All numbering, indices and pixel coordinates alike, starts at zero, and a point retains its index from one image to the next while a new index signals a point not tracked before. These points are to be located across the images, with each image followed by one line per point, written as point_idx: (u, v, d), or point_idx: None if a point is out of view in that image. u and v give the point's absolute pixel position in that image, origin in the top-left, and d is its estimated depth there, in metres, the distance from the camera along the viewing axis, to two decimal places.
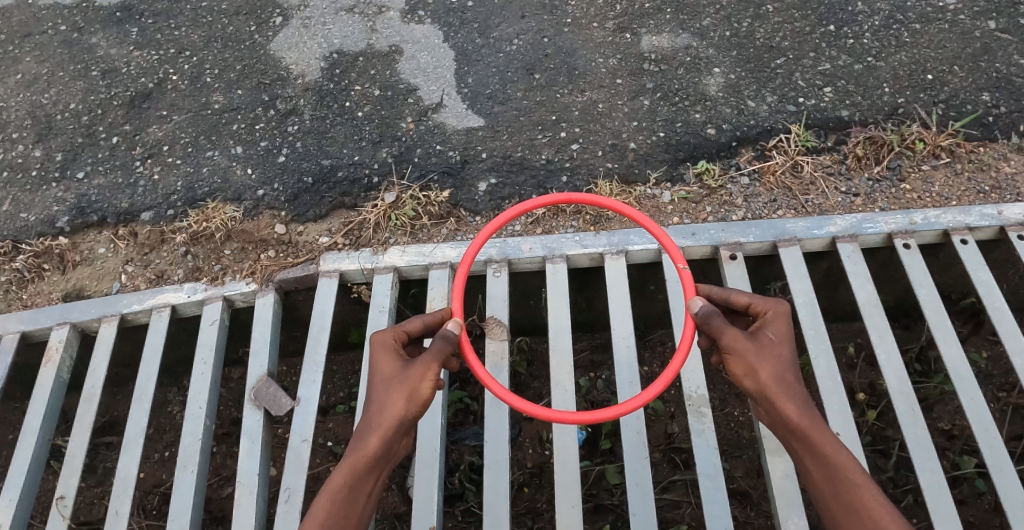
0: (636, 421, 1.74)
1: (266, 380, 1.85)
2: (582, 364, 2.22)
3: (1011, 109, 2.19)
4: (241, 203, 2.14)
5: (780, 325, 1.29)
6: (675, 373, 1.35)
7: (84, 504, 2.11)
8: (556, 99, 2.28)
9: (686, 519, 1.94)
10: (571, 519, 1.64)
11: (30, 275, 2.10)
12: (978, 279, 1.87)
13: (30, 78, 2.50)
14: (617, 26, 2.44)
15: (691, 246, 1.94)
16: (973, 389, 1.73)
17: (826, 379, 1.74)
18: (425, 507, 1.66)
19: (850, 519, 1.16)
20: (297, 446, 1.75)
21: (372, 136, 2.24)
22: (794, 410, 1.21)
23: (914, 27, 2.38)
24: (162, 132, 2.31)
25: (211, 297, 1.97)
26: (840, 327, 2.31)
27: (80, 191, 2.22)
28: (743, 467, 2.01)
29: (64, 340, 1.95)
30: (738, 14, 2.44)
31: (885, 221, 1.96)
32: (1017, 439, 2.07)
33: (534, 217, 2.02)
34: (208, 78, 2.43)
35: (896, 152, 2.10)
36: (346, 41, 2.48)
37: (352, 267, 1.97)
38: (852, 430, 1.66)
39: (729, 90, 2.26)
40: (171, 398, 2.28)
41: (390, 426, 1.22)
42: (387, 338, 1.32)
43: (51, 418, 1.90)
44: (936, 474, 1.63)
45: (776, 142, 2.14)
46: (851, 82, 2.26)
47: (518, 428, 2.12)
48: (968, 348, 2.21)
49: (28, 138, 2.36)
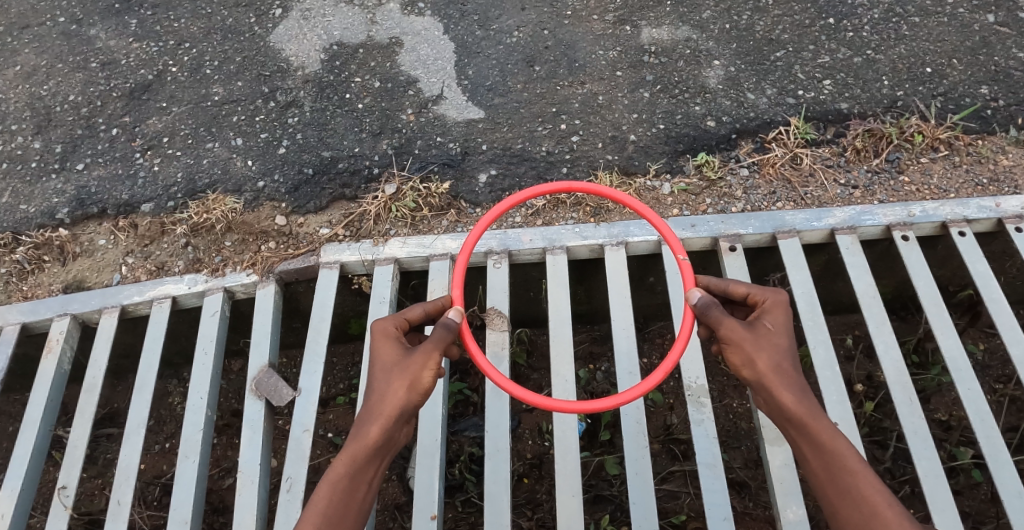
0: (636, 411, 1.76)
1: (267, 370, 1.86)
2: (582, 356, 2.23)
3: (1010, 102, 2.19)
4: (241, 194, 2.14)
5: (778, 313, 1.30)
6: (674, 363, 1.35)
7: (86, 495, 2.11)
8: (555, 91, 2.28)
9: (685, 510, 1.95)
10: (571, 507, 1.65)
11: (30, 266, 2.10)
12: (975, 270, 1.87)
13: (29, 70, 2.50)
14: (617, 19, 2.45)
15: (691, 237, 1.95)
16: (971, 380, 1.75)
17: (825, 369, 1.75)
18: (426, 495, 1.67)
19: (847, 506, 1.15)
20: (298, 436, 1.76)
21: (372, 128, 2.24)
22: (792, 398, 1.21)
23: (913, 20, 2.38)
24: (162, 124, 2.31)
25: (212, 288, 1.97)
26: (838, 319, 2.33)
27: (80, 182, 2.21)
28: (742, 458, 2.03)
29: (64, 332, 1.95)
30: (737, 7, 2.45)
31: (884, 214, 1.97)
32: (1013, 430, 2.08)
33: (534, 209, 2.04)
34: (208, 69, 2.43)
35: (895, 145, 2.11)
36: (346, 32, 2.48)
37: (353, 258, 1.97)
38: (850, 420, 1.67)
39: (729, 82, 2.27)
40: (171, 389, 2.29)
41: (392, 414, 1.22)
42: (388, 326, 1.32)
43: (53, 409, 1.90)
44: (933, 463, 1.64)
45: (776, 134, 2.14)
46: (851, 75, 2.27)
47: (518, 419, 2.14)
48: (965, 340, 2.24)
49: (28, 130, 2.35)
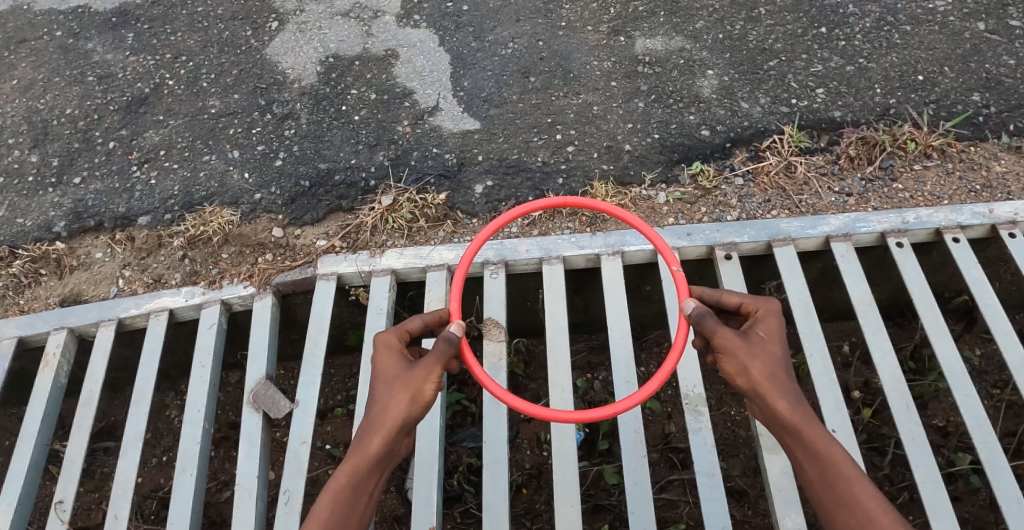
0: (633, 420, 1.76)
1: (264, 383, 1.86)
2: (580, 365, 2.24)
3: (1001, 109, 2.21)
4: (238, 207, 2.14)
5: (772, 322, 1.30)
6: (669, 373, 1.35)
7: (83, 509, 2.10)
8: (550, 102, 2.30)
9: (684, 519, 1.94)
10: (569, 518, 1.65)
11: (27, 280, 2.10)
12: (970, 277, 1.88)
13: (26, 84, 2.50)
14: (611, 29, 2.47)
15: (687, 246, 1.95)
16: (967, 386, 1.75)
17: (821, 376, 1.75)
18: (425, 507, 1.67)
19: (843, 512, 1.16)
20: (296, 448, 1.76)
21: (369, 139, 2.25)
22: (786, 405, 1.22)
23: (904, 28, 2.41)
24: (159, 136, 2.32)
25: (210, 300, 1.97)
26: (835, 326, 2.34)
27: (77, 196, 2.22)
28: (740, 466, 2.03)
29: (62, 345, 1.95)
30: (730, 17, 2.48)
31: (878, 221, 1.98)
32: (1011, 436, 2.08)
33: (531, 220, 2.04)
34: (205, 82, 2.44)
35: (888, 153, 2.12)
36: (342, 45, 2.50)
37: (350, 269, 1.97)
38: (847, 427, 1.68)
39: (723, 91, 2.28)
40: (169, 402, 2.29)
41: (393, 427, 1.22)
42: (390, 339, 1.32)
43: (50, 423, 1.90)
44: (931, 469, 1.64)
45: (770, 143, 2.15)
46: (843, 84, 2.28)
47: (516, 429, 2.14)
48: (961, 345, 2.25)
49: (25, 144, 2.35)
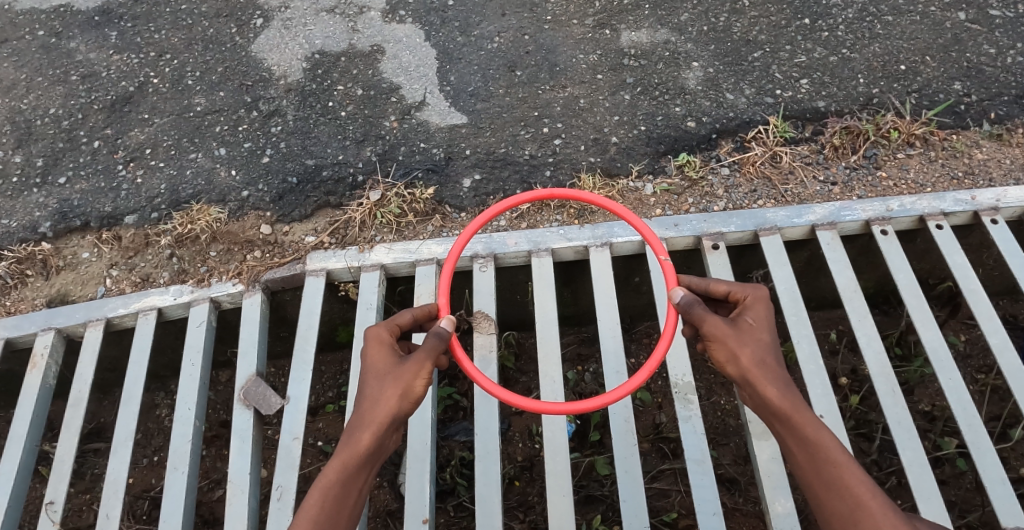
0: (624, 410, 1.77)
1: (254, 379, 1.85)
2: (570, 357, 2.26)
3: (982, 97, 2.24)
4: (225, 204, 2.14)
5: (760, 310, 1.32)
6: (658, 362, 1.35)
7: (73, 511, 2.09)
8: (537, 95, 2.31)
9: (676, 508, 1.96)
10: (562, 507, 1.66)
11: (13, 281, 2.08)
12: (953, 262, 1.90)
13: (9, 84, 2.48)
14: (596, 22, 2.48)
15: (675, 237, 1.97)
16: (952, 370, 1.77)
17: (809, 363, 1.77)
18: (417, 500, 1.67)
19: (833, 497, 1.16)
20: (288, 444, 1.75)
21: (356, 135, 2.25)
22: (775, 392, 1.23)
23: (887, 19, 2.44)
24: (144, 135, 2.31)
25: (198, 298, 1.96)
26: (821, 314, 2.37)
27: (62, 196, 2.20)
28: (730, 454, 2.05)
29: (49, 346, 1.94)
30: (714, 9, 2.49)
31: (862, 209, 2.00)
32: (996, 419, 2.11)
33: (519, 212, 2.06)
34: (190, 80, 2.43)
35: (871, 141, 2.14)
36: (327, 41, 2.50)
37: (339, 265, 1.97)
38: (835, 412, 1.70)
39: (707, 83, 2.30)
40: (159, 402, 2.28)
41: (383, 422, 1.21)
42: (381, 332, 1.33)
43: (39, 424, 1.89)
44: (917, 452, 1.67)
45: (755, 133, 2.17)
46: (826, 74, 2.30)
47: (507, 422, 2.15)
48: (947, 331, 2.28)
49: (8, 144, 2.33)
